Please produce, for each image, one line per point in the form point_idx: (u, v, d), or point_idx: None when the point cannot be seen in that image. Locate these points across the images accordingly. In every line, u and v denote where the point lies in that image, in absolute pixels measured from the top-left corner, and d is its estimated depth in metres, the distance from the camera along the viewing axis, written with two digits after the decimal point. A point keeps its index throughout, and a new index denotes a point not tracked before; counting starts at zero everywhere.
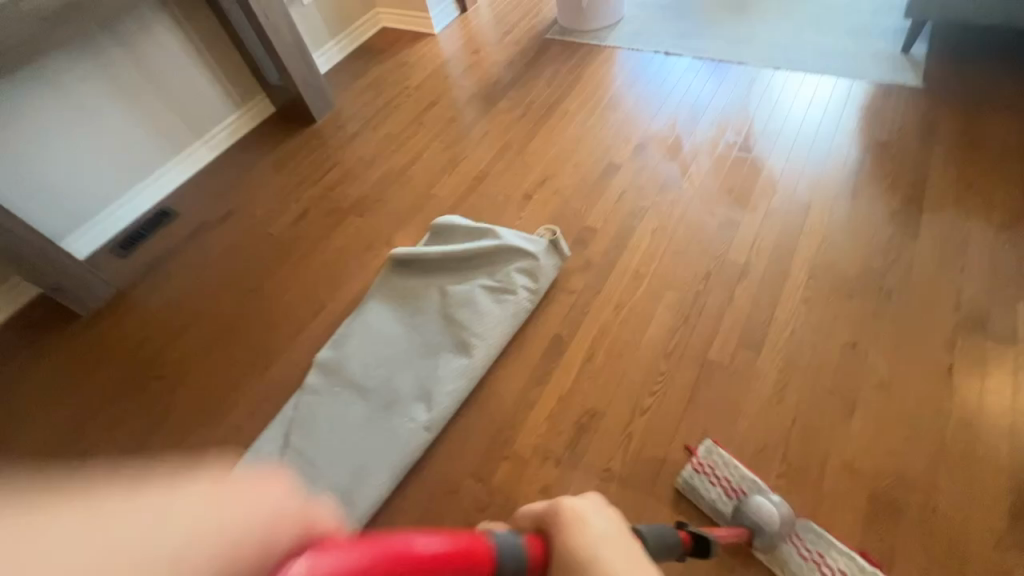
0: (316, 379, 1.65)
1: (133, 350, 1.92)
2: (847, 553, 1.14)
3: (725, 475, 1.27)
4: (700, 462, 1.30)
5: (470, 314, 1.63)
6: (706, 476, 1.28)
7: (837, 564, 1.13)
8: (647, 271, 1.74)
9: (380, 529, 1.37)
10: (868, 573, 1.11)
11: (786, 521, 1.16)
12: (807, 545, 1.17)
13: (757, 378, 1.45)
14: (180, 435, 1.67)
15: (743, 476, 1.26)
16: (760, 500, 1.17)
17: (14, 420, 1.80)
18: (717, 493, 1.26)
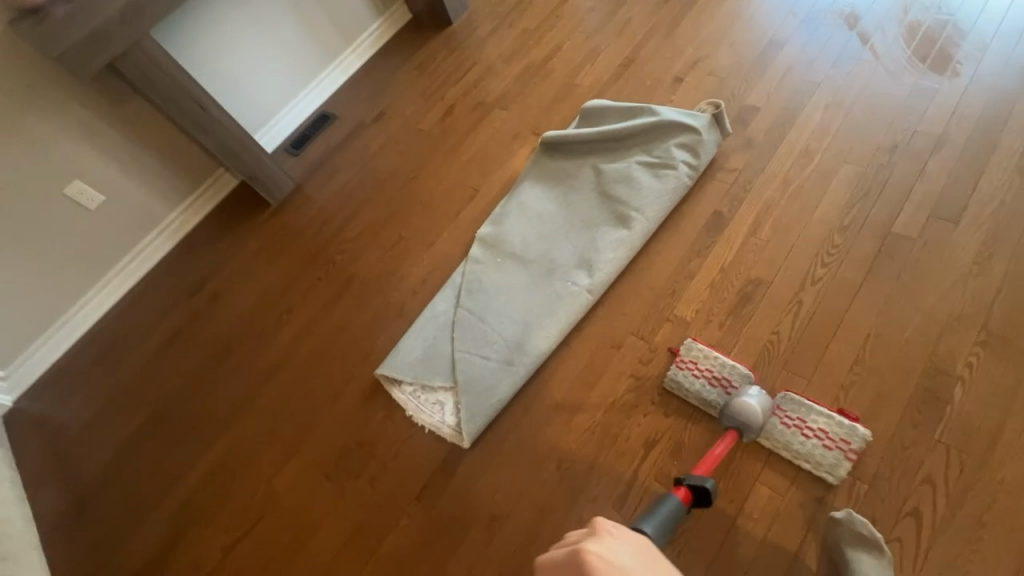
0: (479, 251, 1.79)
1: (315, 230, 2.19)
2: (826, 414, 1.18)
3: (708, 367, 1.33)
4: (683, 359, 1.37)
5: (628, 189, 1.66)
6: (689, 371, 1.35)
7: (818, 425, 1.18)
8: (819, 146, 1.63)
9: (548, 375, 1.51)
10: (846, 428, 1.16)
11: (768, 406, 1.20)
12: (789, 415, 1.21)
13: (952, 251, 1.35)
14: (365, 298, 1.92)
15: (725, 365, 1.32)
16: (741, 398, 1.21)
17: (231, 285, 2.16)
18: (703, 386, 1.32)
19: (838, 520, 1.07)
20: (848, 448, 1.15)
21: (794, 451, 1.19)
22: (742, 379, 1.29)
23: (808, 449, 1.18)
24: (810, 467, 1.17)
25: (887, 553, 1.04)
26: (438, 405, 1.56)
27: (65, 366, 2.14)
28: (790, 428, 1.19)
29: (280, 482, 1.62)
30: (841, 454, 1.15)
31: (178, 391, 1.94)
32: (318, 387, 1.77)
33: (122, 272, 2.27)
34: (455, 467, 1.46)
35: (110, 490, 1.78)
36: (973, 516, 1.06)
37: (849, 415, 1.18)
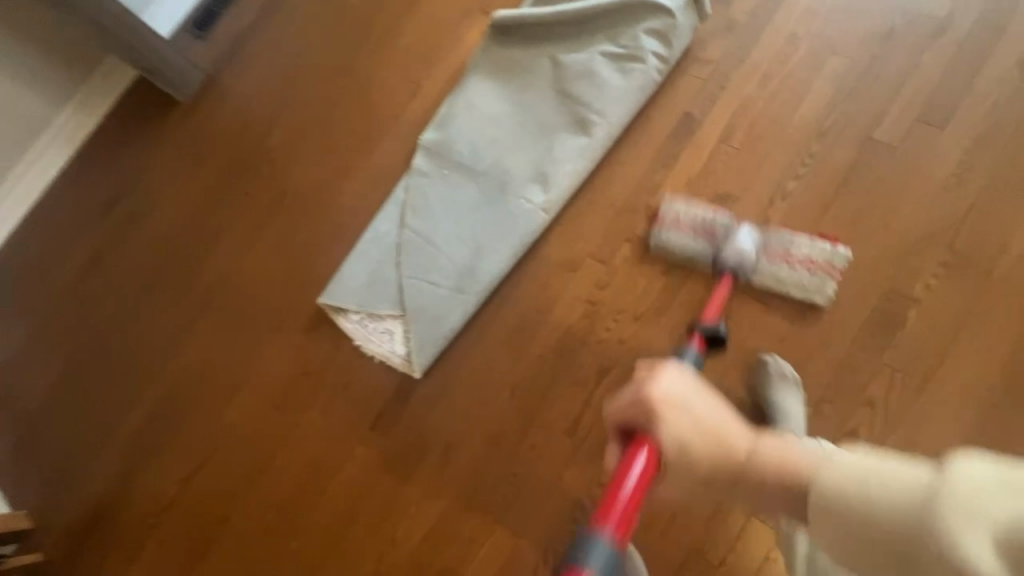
0: (423, 162, 1.59)
1: (236, 135, 1.90)
2: (809, 240, 1.22)
3: (692, 221, 1.30)
4: (667, 219, 1.32)
5: (589, 87, 1.44)
6: (674, 230, 1.31)
7: (804, 251, 1.21)
8: (809, 31, 1.40)
9: (500, 302, 1.43)
10: (829, 250, 1.21)
11: (759, 243, 1.22)
12: (776, 248, 1.24)
13: (931, 159, 1.24)
14: (301, 217, 1.73)
15: (708, 215, 1.29)
16: (738, 244, 1.21)
17: (149, 202, 1.91)
18: (688, 239, 1.29)
19: (765, 362, 1.16)
20: (830, 271, 1.20)
21: (783, 284, 1.22)
22: (726, 225, 1.26)
23: (794, 277, 1.22)
24: (799, 294, 1.21)
25: (802, 389, 1.15)
26: (387, 334, 1.48)
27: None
28: (778, 261, 1.22)
29: (230, 414, 1.59)
30: (826, 276, 1.20)
31: (108, 323, 1.80)
32: (260, 316, 1.66)
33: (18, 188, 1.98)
34: (408, 397, 1.43)
35: (53, 426, 1.72)
36: (906, 435, 1.10)
37: (830, 237, 1.22)
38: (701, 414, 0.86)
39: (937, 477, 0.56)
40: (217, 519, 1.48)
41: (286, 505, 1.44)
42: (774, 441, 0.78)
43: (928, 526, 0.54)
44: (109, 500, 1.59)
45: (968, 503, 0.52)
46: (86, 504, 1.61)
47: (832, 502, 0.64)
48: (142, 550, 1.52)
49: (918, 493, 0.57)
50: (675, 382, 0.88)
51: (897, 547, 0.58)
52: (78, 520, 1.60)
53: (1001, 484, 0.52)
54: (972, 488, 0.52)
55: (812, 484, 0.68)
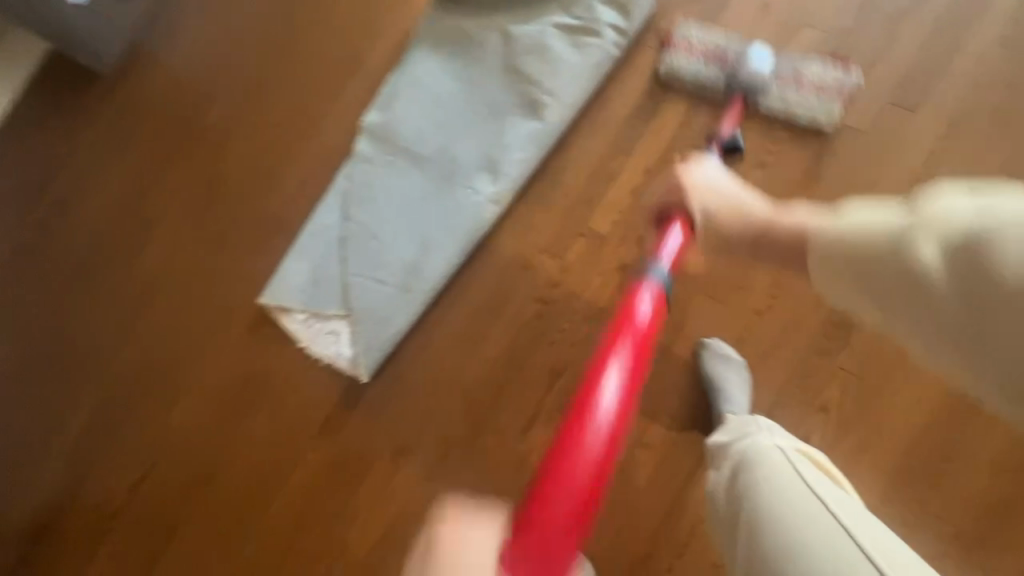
0: (365, 146, 1.45)
1: (161, 112, 1.72)
2: (821, 63, 1.20)
3: (702, 45, 1.26)
4: (676, 42, 1.27)
5: (541, 64, 1.32)
6: (683, 53, 1.27)
7: (813, 74, 1.20)
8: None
9: (450, 301, 1.35)
10: (840, 74, 1.19)
11: (772, 62, 1.19)
12: (788, 71, 1.21)
13: (899, 150, 1.18)
14: (239, 206, 1.60)
15: (720, 39, 1.25)
16: (751, 59, 1.19)
17: (66, 187, 1.72)
18: (698, 64, 1.25)
19: (703, 345, 1.17)
20: (838, 95, 1.19)
21: (791, 108, 1.20)
22: (737, 49, 1.22)
23: (801, 95, 1.20)
24: (805, 118, 1.20)
25: (745, 366, 1.15)
26: (332, 336, 1.40)
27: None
28: (789, 86, 1.20)
29: (173, 418, 1.51)
30: (834, 100, 1.19)
31: (33, 324, 1.66)
32: (201, 314, 1.56)
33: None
34: (356, 401, 1.37)
35: None
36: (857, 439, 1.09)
37: (843, 60, 1.20)
38: (727, 186, 1.03)
39: (913, 212, 0.59)
40: (168, 528, 1.45)
41: (237, 512, 1.40)
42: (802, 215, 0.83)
43: (878, 248, 0.60)
44: (51, 511, 1.53)
45: (940, 214, 0.56)
46: (27, 515, 1.54)
47: (833, 240, 0.66)
48: (92, 559, 1.48)
49: (895, 225, 0.60)
50: (695, 164, 1.10)
51: (857, 262, 0.62)
52: (22, 531, 1.54)
53: (972, 207, 0.54)
54: (945, 211, 0.55)
55: (814, 235, 0.70)
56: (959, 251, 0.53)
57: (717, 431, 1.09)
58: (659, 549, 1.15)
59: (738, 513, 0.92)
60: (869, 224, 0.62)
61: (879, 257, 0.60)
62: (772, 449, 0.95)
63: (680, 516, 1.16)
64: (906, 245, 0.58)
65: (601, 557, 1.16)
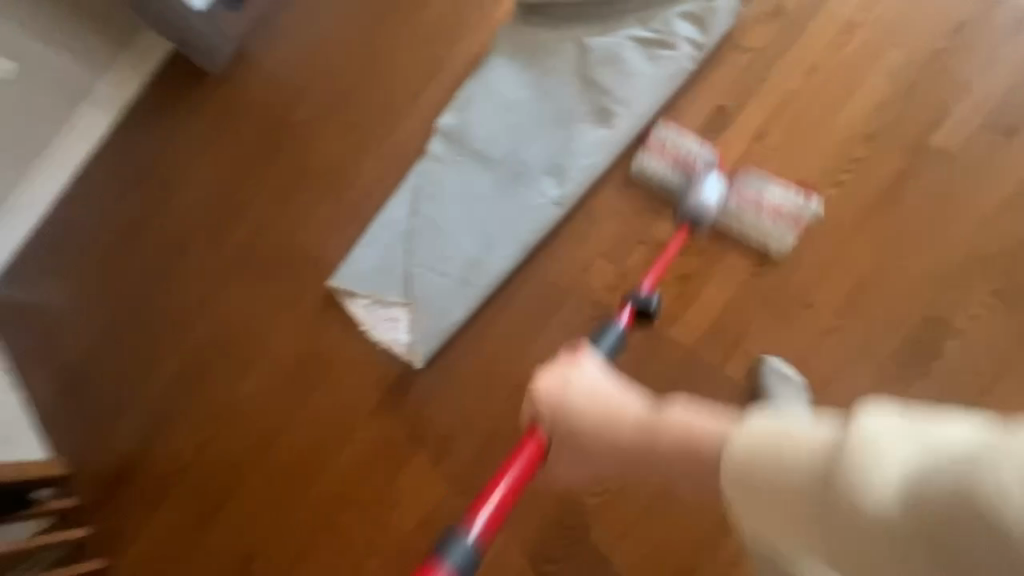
0: (439, 147, 1.52)
1: (262, 109, 1.88)
2: (784, 191, 1.21)
3: (677, 150, 1.28)
4: (656, 142, 1.30)
5: (615, 74, 1.35)
6: (661, 154, 1.29)
7: (772, 197, 1.20)
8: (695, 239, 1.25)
9: (505, 298, 1.39)
10: (799, 202, 1.20)
11: (724, 193, 1.22)
12: (747, 192, 1.22)
13: (986, 181, 1.16)
14: (319, 197, 1.73)
15: (692, 148, 1.27)
16: (750, 183, 1.22)
17: (176, 172, 1.92)
18: (665, 168, 1.28)
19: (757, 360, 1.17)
20: (801, 220, 1.19)
21: (742, 227, 1.21)
22: (701, 157, 1.26)
23: (761, 223, 1.21)
24: (757, 240, 1.21)
25: (800, 386, 1.12)
26: (393, 321, 1.47)
27: (9, 260, 1.99)
28: (746, 204, 1.21)
29: (240, 387, 1.64)
30: (790, 225, 1.19)
31: (138, 291, 1.86)
32: (275, 293, 1.68)
33: (48, 157, 1.96)
34: (409, 387, 1.43)
35: (91, 381, 1.84)
36: None
37: (805, 190, 1.20)
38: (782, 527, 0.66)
39: (845, 430, 0.59)
40: (228, 486, 1.57)
41: (286, 473, 1.50)
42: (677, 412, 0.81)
43: (833, 489, 0.58)
44: (138, 455, 1.71)
45: (865, 462, 0.56)
46: (118, 457, 1.74)
47: (738, 464, 0.68)
48: (162, 505, 1.65)
49: (818, 448, 0.61)
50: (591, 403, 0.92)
51: (810, 502, 0.61)
52: (110, 467, 1.74)
53: (908, 441, 0.55)
54: (884, 458, 0.55)
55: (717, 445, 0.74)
56: (929, 526, 0.53)
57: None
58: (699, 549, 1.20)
59: None
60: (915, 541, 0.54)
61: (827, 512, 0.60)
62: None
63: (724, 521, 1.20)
64: (848, 489, 0.57)
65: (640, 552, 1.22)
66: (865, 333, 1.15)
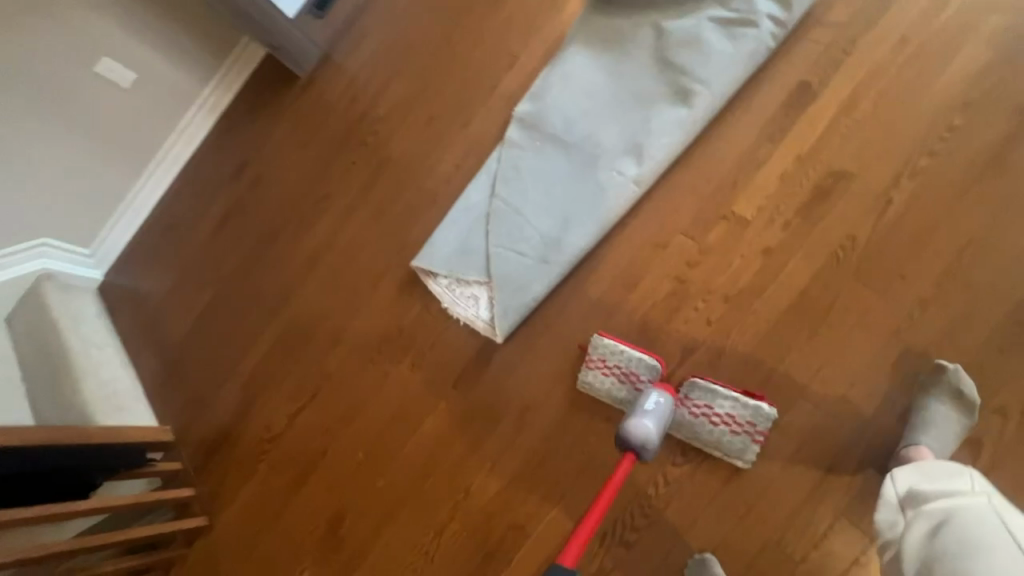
0: (517, 133, 1.59)
1: (346, 106, 2.01)
2: (732, 398, 1.17)
3: (617, 364, 1.32)
4: (593, 357, 1.35)
5: (695, 54, 1.37)
6: (603, 370, 1.33)
7: (722, 408, 1.17)
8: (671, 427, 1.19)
9: (582, 276, 1.43)
10: (754, 410, 1.16)
11: (668, 410, 1.16)
12: (695, 403, 1.19)
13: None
14: (399, 186, 1.84)
15: (633, 361, 1.30)
16: (694, 392, 1.19)
17: (269, 167, 2.09)
18: (611, 384, 1.32)
19: (943, 368, 1.08)
20: (757, 433, 1.15)
21: (699, 441, 1.18)
22: (642, 373, 1.29)
23: (716, 436, 1.18)
24: (718, 453, 1.17)
25: (970, 413, 1.05)
26: (473, 300, 1.55)
27: (124, 249, 2.22)
28: (696, 418, 1.18)
29: (327, 363, 1.75)
30: (747, 437, 1.16)
31: (235, 276, 2.03)
32: (359, 276, 1.80)
33: (161, 156, 2.20)
34: (488, 362, 1.49)
35: (194, 358, 2.02)
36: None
37: (752, 394, 1.17)
38: None
39: None
40: (317, 454, 1.68)
41: (371, 443, 1.60)
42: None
43: None
44: (234, 425, 1.86)
45: None
46: (216, 427, 1.89)
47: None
48: (254, 471, 1.77)
49: None
50: None
51: None
52: (210, 436, 1.89)
53: None
54: None
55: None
56: None
57: (913, 469, 0.99)
58: (789, 538, 1.13)
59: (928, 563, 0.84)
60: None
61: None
62: (992, 519, 0.82)
63: (816, 508, 1.12)
64: None
65: (722, 539, 1.16)
66: (965, 305, 1.11)
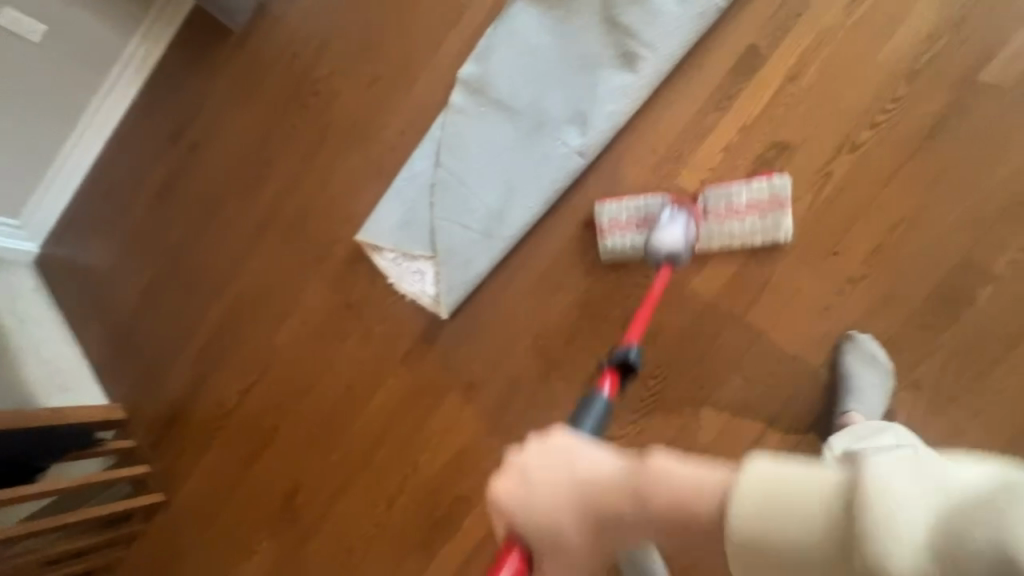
0: (461, 97, 1.50)
1: (284, 64, 1.87)
2: (747, 185, 1.17)
3: (629, 213, 1.30)
4: (604, 225, 1.32)
5: (642, 14, 1.29)
6: (616, 234, 1.31)
7: (742, 194, 1.17)
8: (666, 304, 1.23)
9: (527, 250, 1.42)
10: (774, 187, 1.16)
11: (689, 225, 1.18)
12: (713, 206, 1.20)
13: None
14: (343, 154, 1.75)
15: (642, 203, 1.28)
16: (709, 197, 1.20)
17: (206, 131, 1.96)
18: (631, 237, 1.30)
19: (848, 336, 1.13)
20: (780, 206, 1.16)
21: (734, 239, 1.18)
22: (656, 206, 1.27)
23: (747, 227, 1.18)
24: (760, 239, 1.17)
25: (886, 373, 1.09)
26: (418, 274, 1.51)
27: (59, 219, 2.10)
28: (721, 219, 1.18)
29: (275, 339, 1.72)
30: (777, 213, 1.16)
31: (177, 249, 1.95)
32: (305, 249, 1.74)
33: (87, 117, 2.03)
34: (434, 337, 1.49)
35: (140, 334, 1.95)
36: (940, 408, 1.09)
37: (764, 174, 1.17)
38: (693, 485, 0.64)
39: (827, 492, 0.53)
40: (268, 429, 1.67)
41: (321, 417, 1.60)
42: (665, 463, 0.67)
43: None
44: (186, 401, 1.84)
45: (870, 531, 0.48)
46: (167, 404, 1.86)
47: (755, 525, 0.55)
48: (207, 447, 1.77)
49: (830, 559, 0.52)
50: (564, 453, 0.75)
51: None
52: (162, 413, 1.87)
53: (777, 479, 0.56)
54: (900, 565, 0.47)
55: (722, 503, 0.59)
56: None
57: (842, 436, 1.02)
58: None
59: None
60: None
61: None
62: None
63: None
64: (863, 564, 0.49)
65: None
66: (895, 280, 1.13)
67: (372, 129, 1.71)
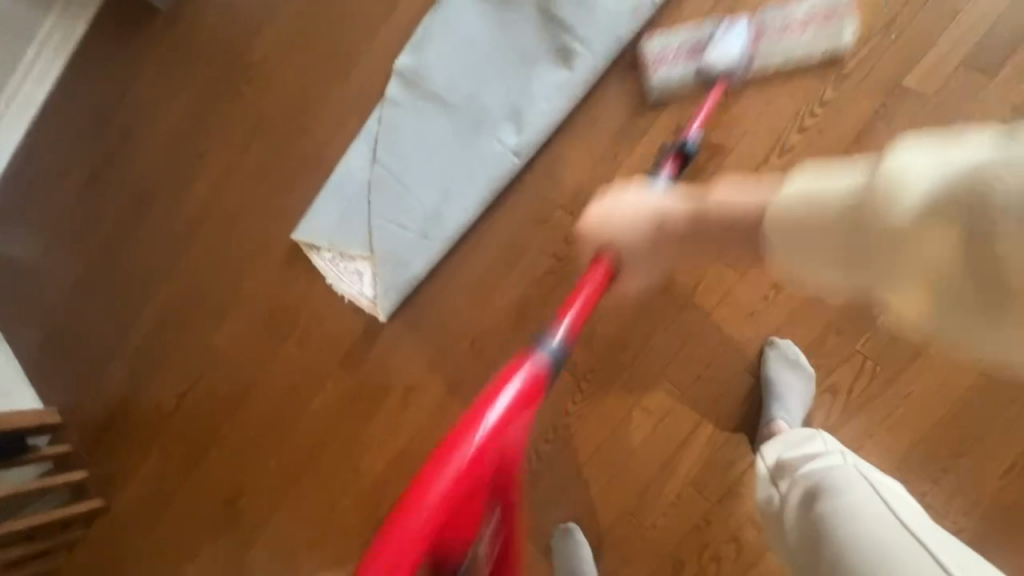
0: (396, 90, 1.43)
1: (214, 47, 1.76)
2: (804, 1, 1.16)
3: (681, 39, 1.23)
4: (654, 53, 1.24)
5: (577, 10, 1.28)
6: (668, 59, 1.23)
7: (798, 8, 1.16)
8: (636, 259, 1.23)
9: (465, 251, 1.39)
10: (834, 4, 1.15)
11: (746, 43, 1.17)
12: (771, 21, 1.17)
13: (959, 126, 1.13)
14: (279, 146, 1.67)
15: (695, 29, 1.22)
16: (767, 14, 1.17)
17: (131, 118, 1.83)
18: (685, 68, 1.22)
19: (769, 341, 1.17)
20: (842, 15, 1.14)
21: (792, 56, 1.17)
22: (710, 32, 1.21)
23: (804, 41, 1.17)
24: (820, 52, 1.16)
25: (805, 374, 1.13)
26: (356, 275, 1.47)
27: None
28: (778, 36, 1.17)
29: (213, 340, 1.67)
30: (836, 23, 1.15)
31: (107, 244, 1.84)
32: (242, 246, 1.67)
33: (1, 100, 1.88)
34: (374, 339, 1.46)
35: (69, 334, 1.85)
36: (854, 409, 1.14)
37: None
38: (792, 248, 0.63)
39: (873, 174, 0.51)
40: (209, 433, 1.63)
41: (262, 420, 1.57)
42: (722, 190, 0.75)
43: (863, 231, 0.51)
44: (122, 404, 1.77)
45: (885, 196, 0.49)
46: (103, 408, 1.79)
47: (783, 217, 0.60)
48: (147, 451, 1.72)
49: (846, 200, 0.53)
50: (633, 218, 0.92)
51: (845, 237, 0.53)
52: (97, 416, 1.80)
53: (806, 198, 0.57)
54: (908, 183, 0.47)
55: (763, 212, 0.65)
56: (953, 215, 0.44)
57: (771, 443, 1.06)
58: (642, 508, 1.20)
59: (808, 528, 0.86)
60: (946, 251, 0.45)
61: (866, 232, 0.51)
62: (855, 474, 0.89)
63: (667, 481, 1.19)
64: (875, 220, 0.50)
65: (585, 509, 1.23)
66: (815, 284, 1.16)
67: (309, 121, 1.64)
